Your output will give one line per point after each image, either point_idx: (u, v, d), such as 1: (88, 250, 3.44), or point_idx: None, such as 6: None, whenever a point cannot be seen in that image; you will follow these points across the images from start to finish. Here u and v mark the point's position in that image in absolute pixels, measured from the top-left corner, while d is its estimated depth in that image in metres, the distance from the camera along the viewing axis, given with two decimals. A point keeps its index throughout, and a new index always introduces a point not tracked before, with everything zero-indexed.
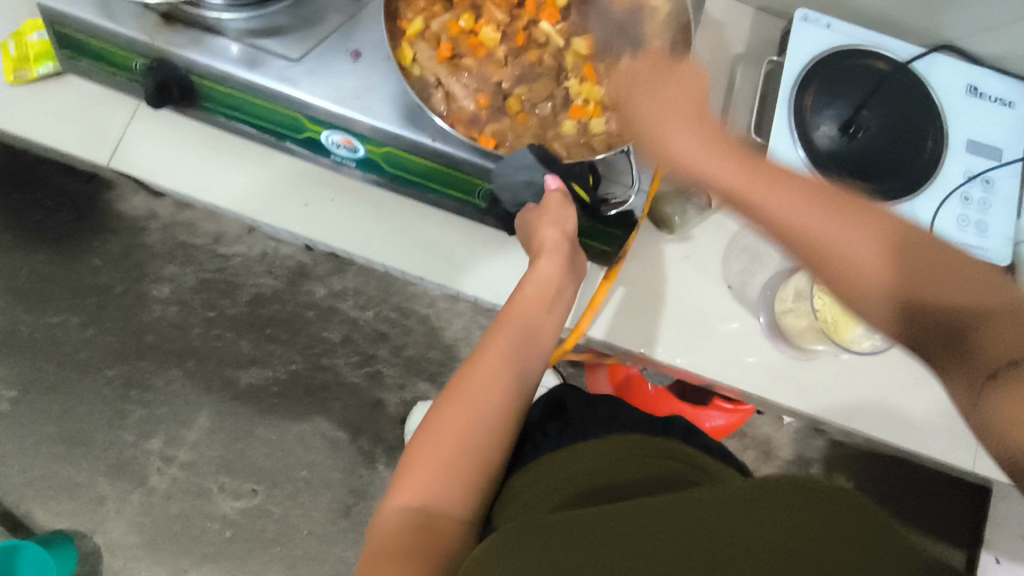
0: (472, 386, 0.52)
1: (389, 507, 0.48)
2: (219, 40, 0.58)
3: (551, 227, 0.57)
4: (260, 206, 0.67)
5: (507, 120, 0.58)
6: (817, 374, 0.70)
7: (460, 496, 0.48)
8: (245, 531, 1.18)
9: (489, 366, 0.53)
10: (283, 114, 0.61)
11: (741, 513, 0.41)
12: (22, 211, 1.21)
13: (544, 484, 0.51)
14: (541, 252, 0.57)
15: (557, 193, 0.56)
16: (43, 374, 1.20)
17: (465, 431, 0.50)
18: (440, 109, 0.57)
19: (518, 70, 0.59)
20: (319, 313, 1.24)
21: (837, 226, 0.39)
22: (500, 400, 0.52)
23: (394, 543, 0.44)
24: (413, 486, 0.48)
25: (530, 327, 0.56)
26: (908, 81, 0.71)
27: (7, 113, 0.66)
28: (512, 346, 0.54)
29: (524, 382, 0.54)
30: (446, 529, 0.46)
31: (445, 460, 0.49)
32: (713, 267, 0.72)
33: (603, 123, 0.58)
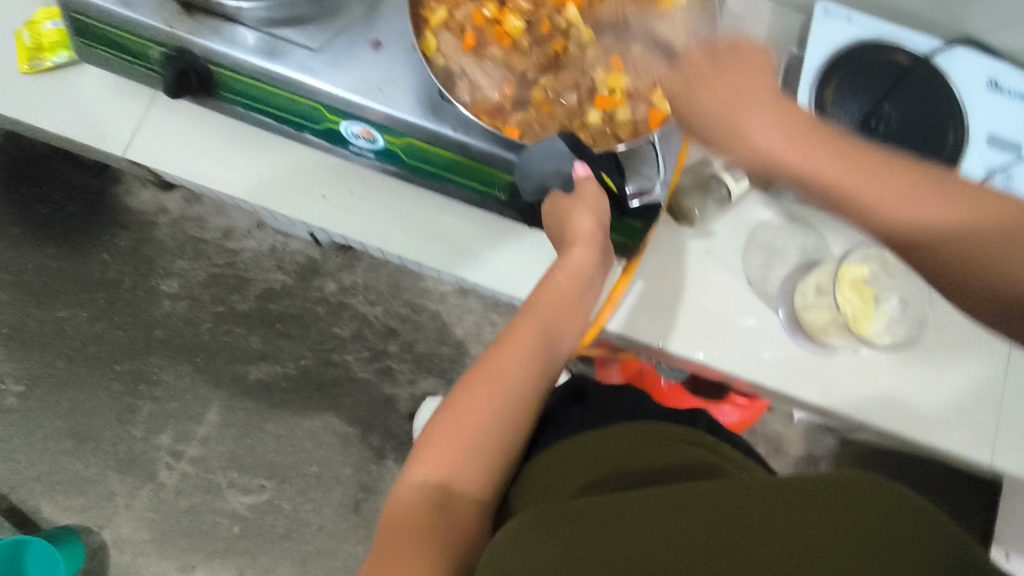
0: (495, 372, 0.51)
1: (406, 483, 0.48)
2: (237, 29, 0.58)
3: (586, 214, 0.55)
4: (274, 195, 0.67)
5: (532, 110, 0.58)
6: (838, 367, 0.70)
7: (478, 483, 0.49)
8: (254, 526, 1.18)
9: (515, 353, 0.52)
10: (304, 103, 0.60)
11: (772, 507, 0.40)
12: (30, 205, 1.21)
13: (568, 466, 0.51)
14: (574, 241, 0.55)
15: (587, 182, 0.55)
16: (52, 368, 1.20)
17: (487, 418, 0.50)
18: (465, 100, 0.57)
19: (542, 58, 0.58)
20: (329, 308, 1.24)
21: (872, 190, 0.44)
22: (525, 389, 0.52)
23: (411, 522, 0.45)
24: (432, 467, 0.48)
25: (558, 318, 0.55)
26: (928, 75, 0.71)
27: (22, 102, 0.66)
28: (539, 335, 0.54)
29: (546, 373, 0.54)
30: (462, 516, 0.47)
31: (466, 445, 0.49)
32: (732, 262, 0.71)
33: (629, 111, 0.58)
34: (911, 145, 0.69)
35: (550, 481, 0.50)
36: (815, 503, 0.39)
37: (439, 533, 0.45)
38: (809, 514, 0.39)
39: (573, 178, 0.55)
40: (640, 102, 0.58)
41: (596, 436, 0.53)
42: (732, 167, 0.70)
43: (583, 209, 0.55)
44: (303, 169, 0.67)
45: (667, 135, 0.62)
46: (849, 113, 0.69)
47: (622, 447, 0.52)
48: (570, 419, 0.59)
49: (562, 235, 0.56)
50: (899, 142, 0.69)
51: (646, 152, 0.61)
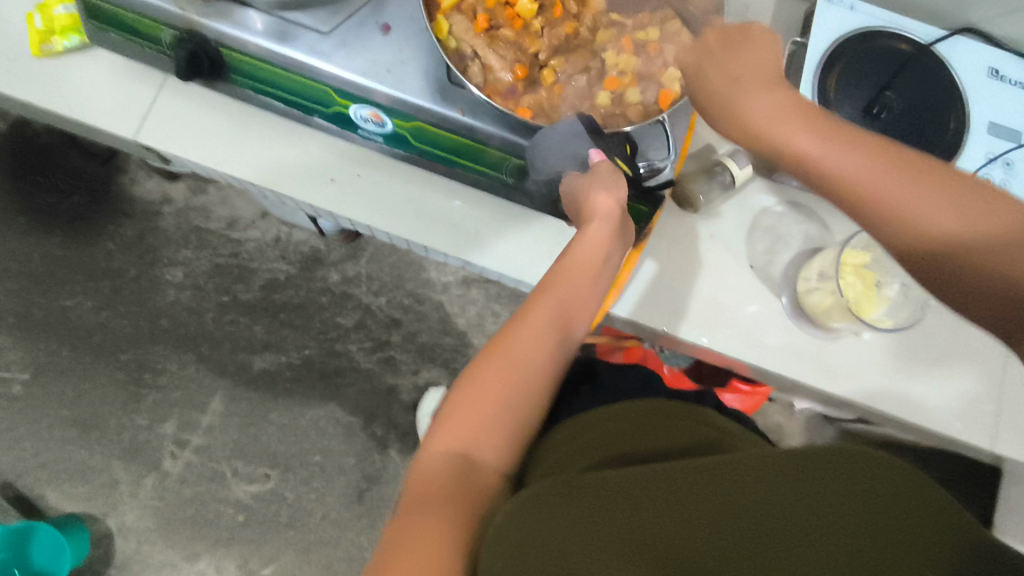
0: (511, 349, 0.52)
1: (429, 454, 0.49)
2: (247, 12, 0.58)
3: (604, 192, 0.55)
4: (284, 181, 0.68)
5: (544, 92, 0.59)
6: (839, 354, 0.71)
7: (498, 458, 0.49)
8: (258, 515, 1.19)
9: (529, 332, 0.53)
10: (314, 87, 0.61)
11: (777, 482, 0.40)
12: (36, 195, 1.22)
13: (579, 442, 0.51)
14: (592, 217, 0.56)
15: (603, 165, 0.56)
16: (56, 357, 1.20)
17: (507, 391, 0.51)
18: (478, 82, 0.57)
19: (555, 40, 0.59)
20: (333, 299, 1.25)
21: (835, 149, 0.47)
22: (541, 368, 0.53)
23: (436, 489, 0.46)
24: (454, 437, 0.49)
25: (573, 296, 0.55)
26: (930, 63, 0.72)
27: (34, 86, 0.67)
28: (553, 316, 0.54)
29: (563, 350, 0.55)
30: (484, 484, 0.47)
31: (487, 417, 0.50)
32: (737, 247, 0.72)
33: (639, 92, 0.59)
34: (912, 134, 0.70)
35: (561, 456, 0.51)
36: (813, 483, 0.39)
37: (464, 500, 0.45)
38: (820, 497, 0.39)
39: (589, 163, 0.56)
40: (650, 83, 0.59)
41: (607, 412, 0.54)
42: (735, 154, 0.70)
43: (604, 186, 0.55)
44: (313, 152, 0.68)
45: (675, 118, 0.63)
46: (851, 102, 0.70)
47: (631, 422, 0.52)
48: (582, 397, 0.61)
49: (581, 209, 0.57)
50: (899, 130, 0.70)
51: (656, 134, 0.62)
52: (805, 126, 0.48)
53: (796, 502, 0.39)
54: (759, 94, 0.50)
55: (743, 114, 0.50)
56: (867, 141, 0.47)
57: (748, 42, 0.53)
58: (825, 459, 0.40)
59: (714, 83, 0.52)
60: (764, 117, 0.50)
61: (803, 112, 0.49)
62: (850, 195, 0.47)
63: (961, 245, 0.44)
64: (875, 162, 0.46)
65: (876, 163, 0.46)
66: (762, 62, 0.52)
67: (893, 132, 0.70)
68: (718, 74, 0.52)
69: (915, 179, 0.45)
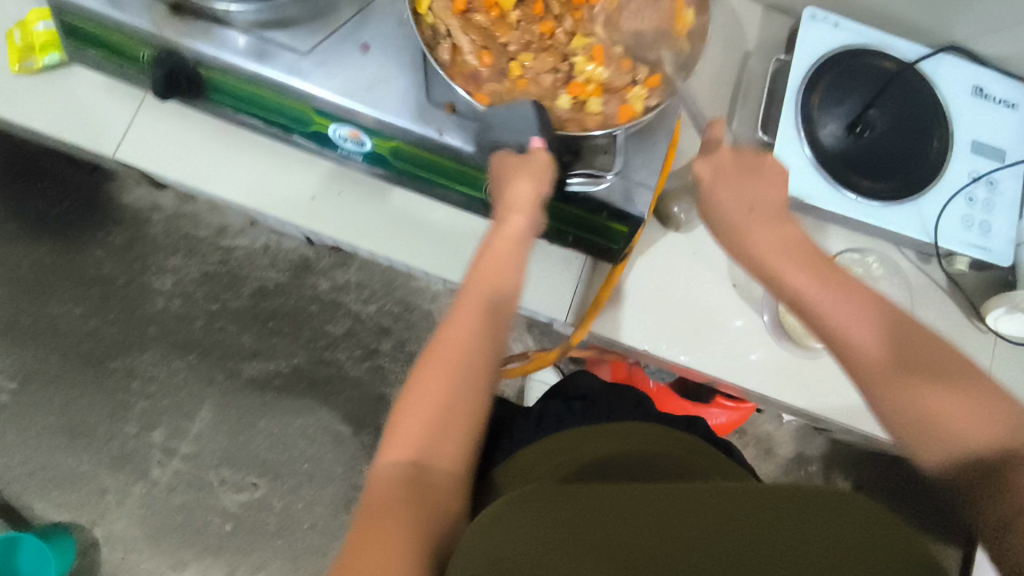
0: (447, 345, 0.53)
1: (380, 468, 0.48)
2: (226, 31, 0.58)
3: (528, 180, 0.55)
4: (266, 200, 0.68)
5: (507, 83, 0.58)
6: (820, 371, 0.71)
7: (452, 457, 0.50)
8: (246, 523, 1.19)
9: (462, 326, 0.54)
10: (293, 107, 0.61)
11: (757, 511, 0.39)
12: (24, 202, 1.21)
13: (559, 459, 0.51)
14: (513, 207, 0.56)
15: (541, 153, 0.55)
16: (45, 365, 1.20)
17: (448, 389, 0.51)
18: (444, 58, 0.57)
19: (526, 35, 0.59)
20: (322, 306, 1.25)
21: (823, 287, 0.52)
22: (479, 359, 0.53)
23: (390, 499, 0.46)
24: (405, 445, 0.49)
25: (506, 282, 0.56)
26: (915, 81, 0.72)
27: (14, 102, 0.67)
28: (486, 306, 0.55)
29: (500, 339, 0.55)
30: (438, 489, 0.47)
31: (431, 419, 0.50)
32: (720, 264, 0.73)
33: (601, 103, 0.58)
34: (896, 152, 0.70)
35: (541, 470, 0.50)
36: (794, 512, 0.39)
37: (419, 504, 0.45)
38: (801, 527, 0.38)
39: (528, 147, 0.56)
40: (613, 96, 0.59)
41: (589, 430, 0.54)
42: None
43: (525, 175, 0.55)
44: (293, 169, 0.69)
45: (653, 136, 0.61)
46: (833, 120, 0.70)
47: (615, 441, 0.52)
48: (572, 414, 0.59)
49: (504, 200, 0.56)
50: (882, 149, 0.69)
51: (630, 150, 0.61)
52: (806, 274, 0.53)
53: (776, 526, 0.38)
54: (766, 232, 0.55)
55: (747, 235, 0.55)
56: (862, 302, 0.51)
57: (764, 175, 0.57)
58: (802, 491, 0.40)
59: (729, 195, 0.56)
60: (773, 259, 0.54)
61: (806, 256, 0.54)
62: (831, 334, 0.51)
63: (934, 417, 0.46)
64: (866, 323, 0.50)
65: (868, 329, 0.50)
66: (769, 193, 0.57)
67: (876, 150, 0.70)
68: (731, 203, 0.56)
69: (899, 352, 0.49)
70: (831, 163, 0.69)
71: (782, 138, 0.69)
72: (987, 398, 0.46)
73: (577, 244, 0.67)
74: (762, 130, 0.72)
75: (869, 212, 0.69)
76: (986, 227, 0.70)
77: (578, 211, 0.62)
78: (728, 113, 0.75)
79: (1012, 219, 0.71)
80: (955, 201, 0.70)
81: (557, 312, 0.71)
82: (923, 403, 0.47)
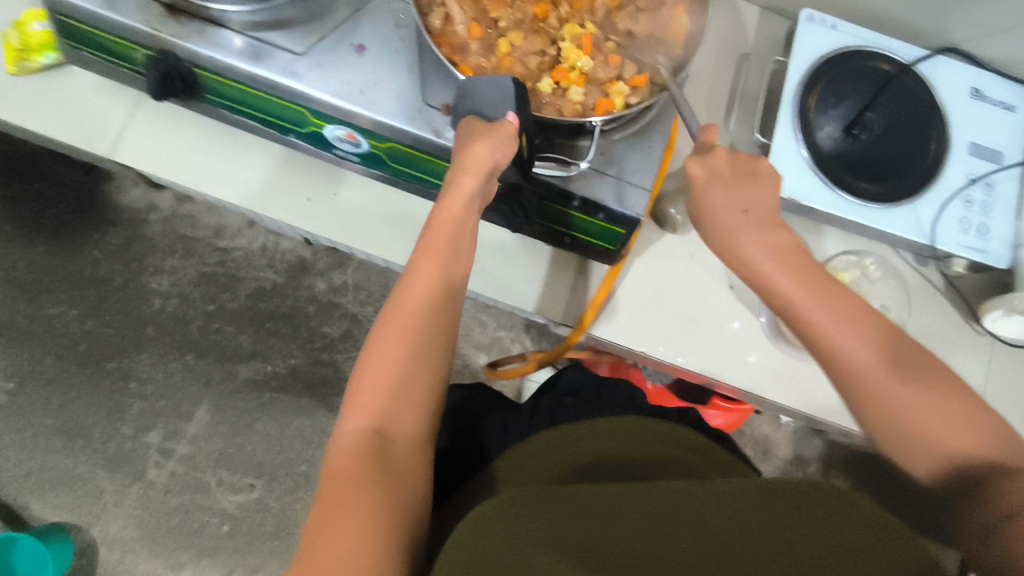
0: (401, 306, 0.52)
1: (341, 436, 0.48)
2: (222, 32, 0.58)
3: (484, 145, 0.52)
4: (262, 199, 0.68)
5: (492, 60, 0.59)
6: (818, 373, 0.71)
7: (411, 421, 0.49)
8: (243, 525, 1.18)
9: (418, 288, 0.53)
10: (289, 108, 0.60)
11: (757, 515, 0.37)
12: (21, 202, 1.21)
13: (551, 458, 0.49)
14: (463, 170, 0.53)
15: (509, 125, 0.53)
16: (41, 365, 1.20)
17: (407, 351, 0.50)
18: (433, 27, 0.58)
19: (519, 15, 0.60)
20: (319, 308, 1.24)
21: (814, 300, 0.51)
22: (434, 319, 0.52)
23: (353, 470, 0.45)
24: (364, 412, 0.48)
25: (462, 244, 0.56)
26: (912, 83, 0.72)
27: (9, 102, 0.66)
28: (442, 270, 0.54)
29: (453, 302, 0.55)
30: (401, 454, 0.47)
31: (389, 382, 0.49)
32: (716, 266, 0.73)
33: (581, 93, 0.58)
34: (892, 154, 0.70)
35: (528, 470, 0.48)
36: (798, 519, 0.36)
37: (382, 474, 0.45)
38: (802, 535, 0.36)
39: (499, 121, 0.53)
40: (594, 88, 0.59)
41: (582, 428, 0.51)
42: None
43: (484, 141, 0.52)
44: (290, 171, 0.69)
45: (649, 138, 0.61)
46: (830, 121, 0.70)
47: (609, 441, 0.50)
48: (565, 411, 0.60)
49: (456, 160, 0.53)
50: (878, 151, 0.70)
51: (626, 149, 0.60)
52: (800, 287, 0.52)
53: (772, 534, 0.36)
54: (760, 238, 0.53)
55: (740, 244, 0.54)
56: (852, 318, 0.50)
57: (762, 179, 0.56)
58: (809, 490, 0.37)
59: (724, 202, 0.54)
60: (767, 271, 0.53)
61: (800, 263, 0.52)
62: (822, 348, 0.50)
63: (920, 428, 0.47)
64: (857, 335, 0.49)
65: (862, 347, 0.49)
66: (763, 197, 0.55)
67: (872, 153, 0.70)
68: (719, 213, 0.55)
69: (888, 362, 0.49)
70: (828, 165, 0.69)
71: (780, 139, 0.69)
72: (966, 408, 0.47)
73: (572, 245, 0.67)
74: (760, 133, 0.72)
75: (867, 215, 0.68)
76: (984, 229, 0.70)
77: (574, 211, 0.61)
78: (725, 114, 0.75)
79: (1011, 221, 0.71)
80: (953, 203, 0.70)
81: (553, 313, 0.71)
82: (914, 414, 0.47)
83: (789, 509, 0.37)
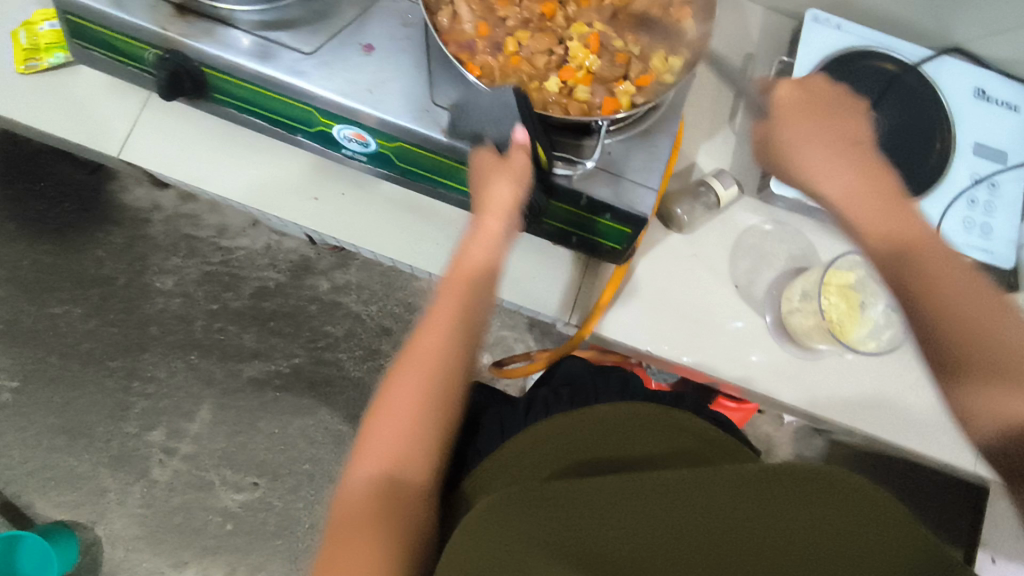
0: (419, 350, 0.54)
1: (355, 478, 0.50)
2: (230, 31, 0.58)
3: (504, 183, 0.54)
4: (266, 199, 0.70)
5: (500, 58, 0.59)
6: (822, 372, 0.72)
7: (422, 464, 0.51)
8: (246, 523, 1.19)
9: (435, 332, 0.55)
10: (296, 107, 0.61)
11: (750, 501, 0.40)
12: (24, 201, 1.21)
13: (548, 448, 0.51)
14: (486, 210, 0.56)
15: (521, 152, 0.54)
16: (44, 364, 1.20)
17: (422, 398, 0.53)
18: (441, 24, 0.58)
19: (526, 14, 0.60)
20: (322, 307, 1.25)
21: (903, 220, 0.51)
22: (450, 365, 0.54)
23: (365, 512, 0.47)
24: (378, 458, 0.50)
25: (483, 282, 0.57)
26: (916, 84, 0.72)
27: (19, 102, 0.68)
28: (460, 311, 0.56)
29: (472, 343, 0.56)
30: (412, 498, 0.49)
31: (403, 428, 0.51)
32: (720, 266, 0.73)
33: (588, 92, 0.58)
34: (898, 154, 0.70)
35: (526, 464, 0.50)
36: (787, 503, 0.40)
37: (394, 516, 0.47)
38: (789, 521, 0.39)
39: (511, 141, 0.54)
40: (601, 87, 0.59)
41: (576, 417, 0.53)
42: (720, 174, 0.71)
43: (498, 183, 0.55)
44: (295, 171, 0.70)
45: (654, 137, 0.61)
46: None
47: (604, 429, 0.52)
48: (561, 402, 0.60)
49: (478, 199, 0.56)
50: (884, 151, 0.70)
51: (633, 147, 0.60)
52: (877, 213, 0.52)
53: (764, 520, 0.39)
54: (840, 166, 0.54)
55: (820, 171, 0.54)
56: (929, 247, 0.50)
57: (836, 115, 0.56)
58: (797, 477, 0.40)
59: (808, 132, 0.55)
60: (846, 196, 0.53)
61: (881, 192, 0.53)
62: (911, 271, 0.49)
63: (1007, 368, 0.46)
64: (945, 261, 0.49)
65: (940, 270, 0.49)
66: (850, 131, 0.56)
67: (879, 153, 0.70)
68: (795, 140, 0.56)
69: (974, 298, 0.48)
70: None
71: None
72: None
73: (579, 245, 0.67)
74: None
75: None
76: (987, 229, 0.70)
77: (582, 211, 0.61)
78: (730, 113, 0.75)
79: (1015, 221, 0.71)
80: (957, 203, 0.70)
81: (560, 311, 0.72)
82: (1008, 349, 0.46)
83: (781, 495, 0.40)
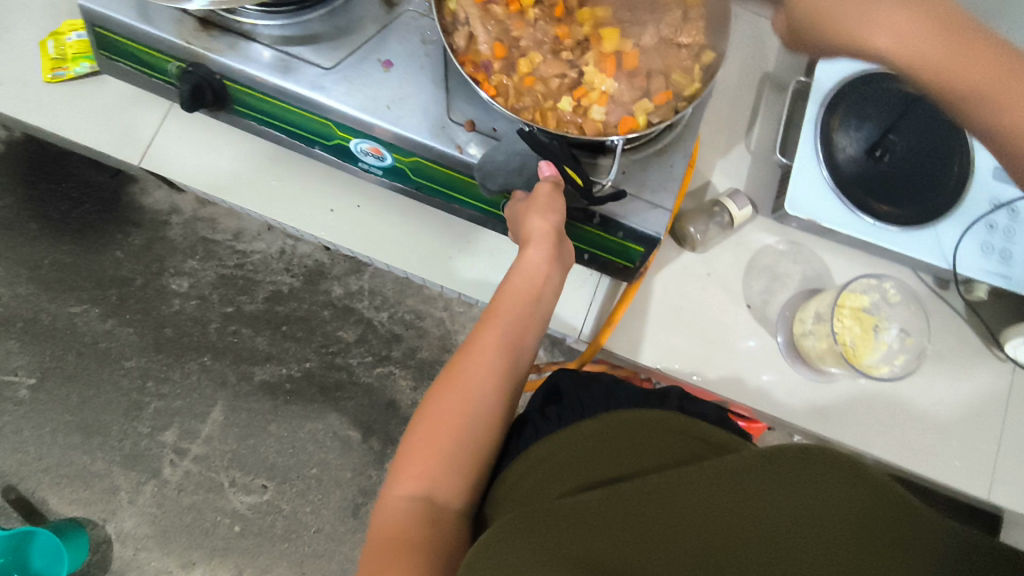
0: (462, 374, 0.56)
1: (393, 499, 0.51)
2: (253, 45, 0.59)
3: (539, 217, 0.57)
4: (289, 212, 0.71)
5: (515, 78, 0.60)
6: (835, 395, 0.71)
7: (456, 492, 0.52)
8: (254, 526, 1.20)
9: (475, 358, 0.57)
10: (315, 121, 0.62)
11: (744, 494, 0.41)
12: (47, 202, 1.23)
13: (548, 465, 0.50)
14: (529, 241, 0.58)
15: (546, 183, 0.57)
16: (63, 363, 1.22)
17: (465, 420, 0.54)
18: (457, 45, 0.59)
19: (540, 34, 0.60)
20: (334, 312, 1.25)
21: None
22: (490, 390, 0.56)
23: (399, 533, 0.48)
24: (415, 481, 0.51)
25: (522, 310, 0.59)
26: None
27: (45, 109, 0.70)
28: (501, 339, 0.58)
29: (515, 371, 0.59)
30: (450, 521, 0.50)
31: (445, 449, 0.53)
32: (735, 285, 0.73)
33: (603, 112, 0.58)
34: (913, 178, 0.70)
35: (533, 483, 0.49)
36: (775, 487, 0.41)
37: (431, 540, 0.47)
38: (779, 505, 0.41)
39: (538, 178, 0.57)
40: (617, 108, 0.59)
41: (580, 433, 0.52)
42: (735, 195, 0.72)
43: (540, 213, 0.57)
44: (315, 183, 0.72)
45: (671, 159, 0.61)
46: (851, 141, 0.70)
47: (607, 437, 0.51)
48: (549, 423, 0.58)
49: (520, 234, 0.59)
50: (901, 175, 0.70)
51: (649, 168, 0.60)
52: None
53: (760, 506, 0.41)
54: None
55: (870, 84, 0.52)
56: None
57: None
58: (787, 466, 0.41)
59: None
60: None
61: None
62: None
63: None
64: None
65: None
66: None
67: (894, 176, 0.70)
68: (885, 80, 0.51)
69: None
70: (847, 184, 0.70)
71: (799, 162, 0.71)
72: None
73: (591, 262, 0.68)
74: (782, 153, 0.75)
75: (886, 238, 0.70)
76: (1007, 255, 0.69)
77: (596, 229, 0.62)
78: (746, 137, 0.78)
79: None
80: (973, 229, 0.69)
81: (571, 327, 0.72)
82: None
83: (770, 483, 0.41)
